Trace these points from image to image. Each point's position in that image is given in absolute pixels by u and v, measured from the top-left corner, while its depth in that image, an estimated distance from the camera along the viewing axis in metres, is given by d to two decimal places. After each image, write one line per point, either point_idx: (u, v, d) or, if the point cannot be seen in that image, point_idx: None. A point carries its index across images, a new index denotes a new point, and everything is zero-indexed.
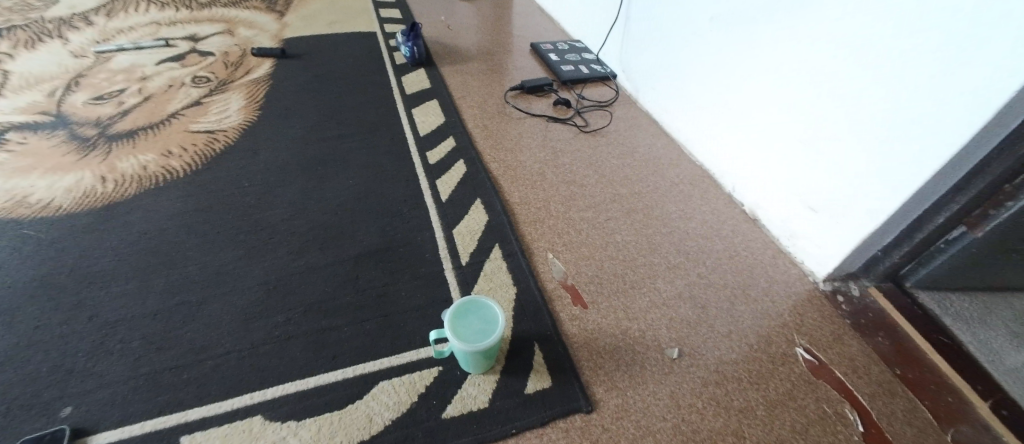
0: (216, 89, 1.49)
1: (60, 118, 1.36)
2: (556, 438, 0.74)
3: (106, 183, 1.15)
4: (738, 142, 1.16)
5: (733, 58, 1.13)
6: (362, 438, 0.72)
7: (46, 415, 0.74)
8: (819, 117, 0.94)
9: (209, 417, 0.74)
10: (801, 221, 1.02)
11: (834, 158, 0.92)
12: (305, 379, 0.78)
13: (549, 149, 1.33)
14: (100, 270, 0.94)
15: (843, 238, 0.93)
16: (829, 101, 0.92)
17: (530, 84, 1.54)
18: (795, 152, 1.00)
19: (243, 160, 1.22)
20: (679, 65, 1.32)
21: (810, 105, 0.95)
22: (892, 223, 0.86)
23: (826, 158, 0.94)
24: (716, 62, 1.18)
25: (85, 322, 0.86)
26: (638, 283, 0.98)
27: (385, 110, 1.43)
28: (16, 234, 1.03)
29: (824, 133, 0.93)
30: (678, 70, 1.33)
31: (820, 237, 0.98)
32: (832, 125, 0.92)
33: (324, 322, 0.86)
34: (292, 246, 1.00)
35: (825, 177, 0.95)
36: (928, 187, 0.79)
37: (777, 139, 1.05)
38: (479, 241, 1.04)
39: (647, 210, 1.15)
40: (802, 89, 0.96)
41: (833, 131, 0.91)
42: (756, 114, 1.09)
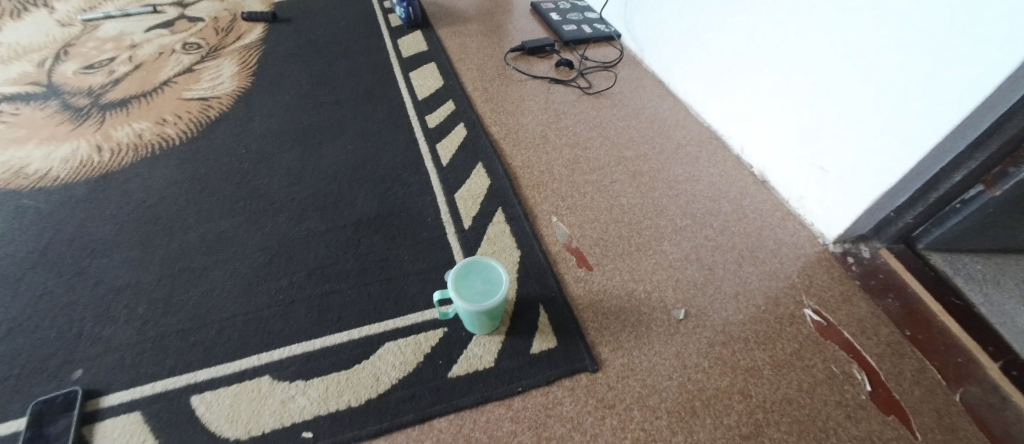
0: (208, 56, 1.44)
1: (51, 88, 1.33)
2: (562, 396, 0.74)
3: (101, 152, 1.13)
4: (747, 104, 1.13)
5: (741, 15, 1.08)
6: (370, 396, 0.72)
7: (55, 379, 0.74)
8: (830, 77, 0.91)
9: (217, 378, 0.74)
10: (805, 188, 1.02)
11: (836, 128, 0.92)
12: (311, 341, 0.78)
13: (551, 111, 1.29)
14: (101, 238, 0.94)
15: (847, 204, 0.93)
16: (840, 59, 0.88)
17: (531, 45, 1.49)
18: (805, 114, 0.97)
19: (239, 127, 1.19)
20: (685, 25, 1.28)
21: (820, 64, 0.92)
22: (892, 194, 0.86)
23: (836, 119, 0.91)
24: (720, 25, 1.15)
25: (89, 289, 0.85)
26: (643, 245, 0.97)
27: (382, 74, 1.39)
28: (14, 204, 1.02)
29: (835, 93, 0.90)
30: (684, 28, 1.28)
31: (825, 203, 0.98)
32: (843, 84, 0.89)
33: (327, 286, 0.86)
34: (292, 213, 0.98)
35: (836, 138, 0.92)
36: (927, 161, 0.79)
37: (786, 100, 1.01)
38: (482, 205, 1.02)
39: (653, 173, 1.13)
40: (812, 48, 0.93)
41: (845, 91, 0.89)
42: (765, 74, 1.06)
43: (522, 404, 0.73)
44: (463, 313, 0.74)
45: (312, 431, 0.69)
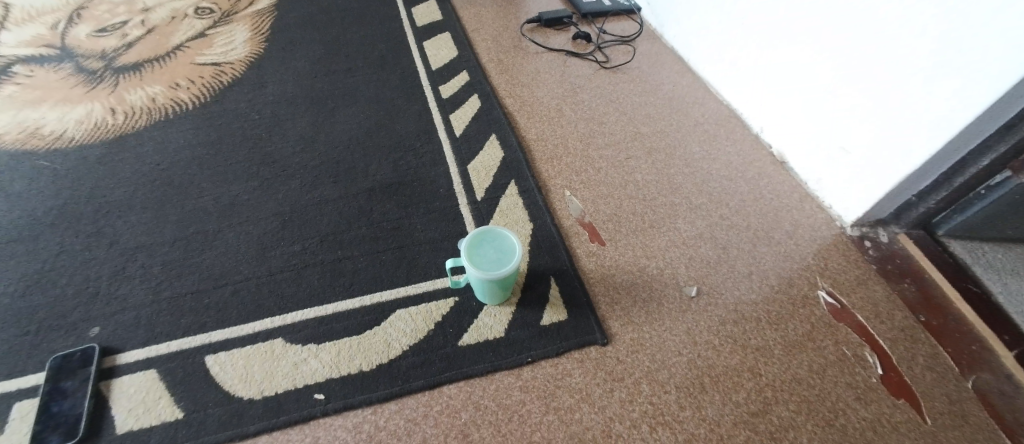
0: (220, 21, 1.42)
1: (65, 51, 1.33)
2: (571, 368, 0.74)
3: (116, 115, 1.13)
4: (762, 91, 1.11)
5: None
6: (381, 361, 0.73)
7: (74, 335, 0.76)
8: (854, 56, 0.88)
9: (231, 339, 0.75)
10: (817, 177, 1.01)
11: (849, 120, 0.91)
12: (323, 306, 0.79)
13: (567, 85, 1.26)
14: (117, 200, 0.94)
15: (860, 194, 0.92)
16: (864, 37, 0.85)
17: (548, 16, 1.45)
18: (826, 95, 0.95)
19: (251, 93, 1.18)
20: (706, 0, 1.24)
21: (843, 42, 0.89)
22: (906, 186, 0.85)
23: (858, 100, 0.89)
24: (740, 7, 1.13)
25: (106, 249, 0.86)
26: (657, 223, 0.95)
27: (395, 43, 1.36)
28: (32, 165, 1.02)
29: (858, 74, 0.88)
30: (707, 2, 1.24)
31: (838, 192, 0.97)
32: (867, 64, 0.86)
33: (339, 252, 0.86)
34: (304, 179, 0.98)
35: (858, 119, 0.89)
36: (942, 155, 0.78)
37: (805, 81, 0.99)
38: (495, 177, 1.01)
39: (669, 150, 1.11)
40: (835, 25, 0.90)
41: (867, 71, 0.86)
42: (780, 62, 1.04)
43: (531, 374, 0.74)
44: (475, 282, 0.74)
45: (324, 393, 0.70)
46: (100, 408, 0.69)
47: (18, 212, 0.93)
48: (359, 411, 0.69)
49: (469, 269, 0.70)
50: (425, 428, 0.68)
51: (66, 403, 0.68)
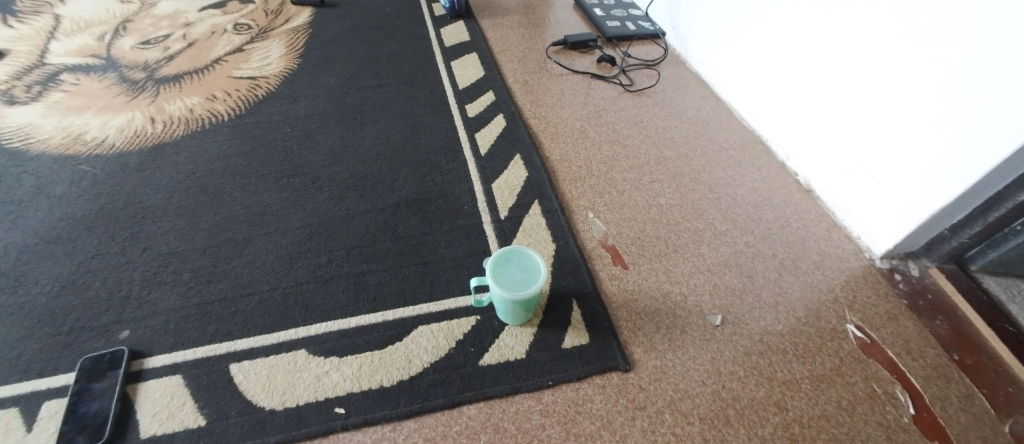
0: (257, 36, 1.48)
1: (109, 61, 1.39)
2: (593, 393, 0.73)
3: (154, 124, 1.17)
4: (773, 103, 1.15)
5: (770, 15, 1.11)
6: (401, 378, 0.73)
7: (105, 337, 0.78)
8: (877, 85, 0.89)
9: (256, 348, 0.76)
10: (831, 189, 1.02)
11: (856, 128, 0.94)
12: (346, 319, 0.79)
13: (592, 107, 1.27)
14: (152, 206, 0.97)
15: (880, 212, 0.92)
16: (871, 56, 0.89)
17: (573, 39, 1.47)
18: (850, 124, 0.95)
19: (283, 107, 1.22)
20: (727, 27, 1.26)
21: (866, 73, 0.90)
22: (942, 216, 0.83)
23: (884, 129, 0.88)
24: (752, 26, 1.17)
25: (139, 254, 0.89)
26: (681, 248, 0.94)
27: (423, 62, 1.39)
28: (73, 169, 1.06)
29: (866, 89, 0.91)
30: (731, 29, 1.25)
31: (857, 209, 0.97)
32: (873, 79, 0.89)
33: (363, 265, 0.87)
34: (331, 192, 1.00)
35: (885, 148, 0.89)
36: (983, 183, 0.76)
37: (812, 91, 1.03)
38: (519, 196, 1.01)
39: (694, 175, 1.10)
40: (850, 50, 0.93)
41: (896, 102, 0.85)
42: (789, 73, 1.08)
43: (552, 398, 0.73)
44: (499, 301, 0.73)
45: (345, 407, 0.70)
46: (125, 411, 0.70)
47: (58, 214, 0.96)
48: (379, 427, 0.69)
49: (495, 288, 0.70)
50: None
51: (94, 404, 0.70)
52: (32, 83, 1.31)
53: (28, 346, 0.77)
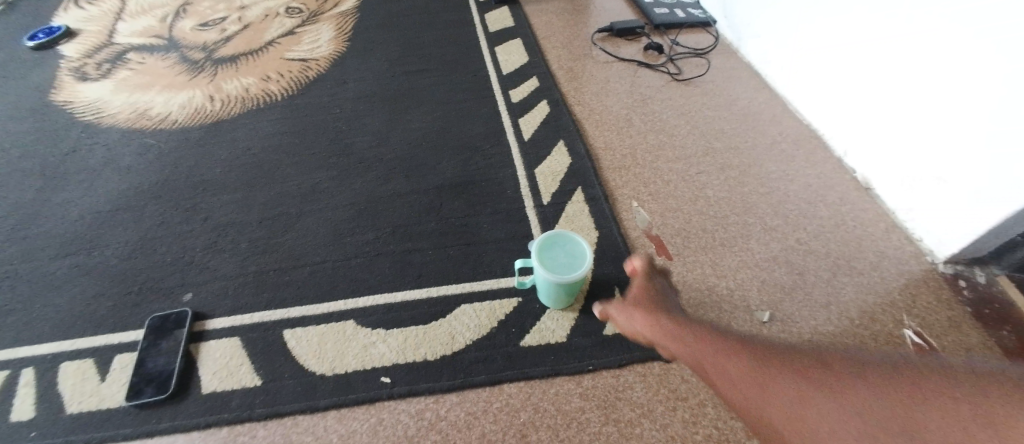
0: (308, 20, 1.52)
1: (171, 42, 1.45)
2: (634, 381, 0.73)
3: (213, 102, 1.23)
4: (809, 98, 1.16)
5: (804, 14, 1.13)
6: (444, 353, 0.75)
7: (170, 298, 0.83)
8: (904, 91, 0.92)
9: (308, 316, 0.79)
10: (879, 188, 1.00)
11: (875, 127, 0.99)
12: (392, 293, 0.82)
13: (637, 95, 1.25)
14: (212, 179, 1.02)
15: (938, 213, 0.88)
16: (880, 60, 0.96)
17: (620, 26, 1.44)
18: (914, 122, 0.90)
19: (333, 89, 1.25)
20: (777, 21, 1.23)
21: (892, 78, 0.94)
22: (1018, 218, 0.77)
23: (908, 130, 0.92)
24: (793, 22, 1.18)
25: (200, 223, 0.94)
26: (729, 242, 0.92)
27: (468, 47, 1.40)
28: (140, 142, 1.13)
29: (879, 90, 0.97)
30: (783, 22, 1.21)
31: (913, 210, 0.93)
32: (884, 81, 0.95)
33: (408, 243, 0.89)
34: (379, 172, 1.02)
35: (953, 148, 0.84)
36: None
37: (835, 91, 1.08)
38: (562, 182, 1.01)
39: (743, 168, 1.07)
40: (863, 53, 0.99)
41: (909, 101, 0.91)
42: (815, 72, 1.13)
43: (592, 383, 0.73)
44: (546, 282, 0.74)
45: (390, 377, 0.73)
46: (189, 368, 0.74)
47: (127, 184, 1.03)
48: (422, 398, 0.71)
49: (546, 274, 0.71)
50: (484, 423, 0.69)
51: (161, 359, 0.75)
52: (102, 61, 1.39)
53: (102, 304, 0.83)
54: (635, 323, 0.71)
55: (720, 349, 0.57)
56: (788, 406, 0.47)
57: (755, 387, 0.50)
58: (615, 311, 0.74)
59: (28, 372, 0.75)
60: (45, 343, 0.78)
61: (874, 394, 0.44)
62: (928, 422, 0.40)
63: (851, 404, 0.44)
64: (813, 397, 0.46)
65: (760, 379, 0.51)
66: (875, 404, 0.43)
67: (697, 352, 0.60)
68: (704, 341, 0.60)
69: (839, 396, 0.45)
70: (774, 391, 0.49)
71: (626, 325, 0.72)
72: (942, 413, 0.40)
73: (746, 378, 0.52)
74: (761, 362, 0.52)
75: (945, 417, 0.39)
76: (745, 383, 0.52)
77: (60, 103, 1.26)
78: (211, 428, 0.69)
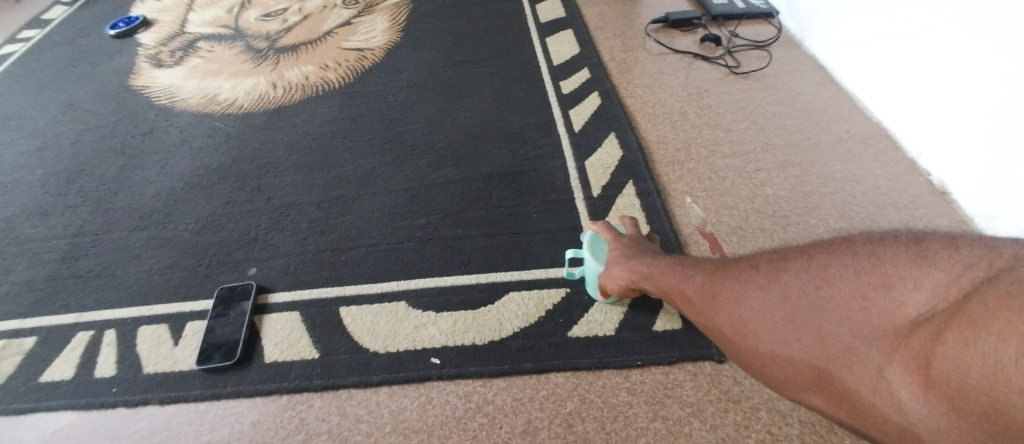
0: (364, 11, 1.56)
1: (238, 31, 1.53)
2: (683, 380, 0.71)
3: (275, 89, 1.29)
4: (874, 95, 1.10)
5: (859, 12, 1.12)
6: (492, 338, 0.76)
7: (235, 272, 0.88)
8: (926, 93, 0.97)
9: (362, 295, 0.82)
10: (956, 187, 0.93)
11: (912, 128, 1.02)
12: (442, 277, 0.84)
13: (693, 89, 1.21)
14: (274, 162, 1.07)
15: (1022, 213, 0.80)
16: (904, 63, 1.01)
17: (676, 16, 1.40)
18: (998, 119, 0.83)
19: (387, 78, 1.28)
20: (844, 12, 1.17)
21: (915, 81, 0.99)
22: None
23: (942, 130, 0.95)
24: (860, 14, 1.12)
25: (263, 203, 0.99)
26: (788, 242, 0.88)
27: (519, 38, 1.39)
28: (209, 125, 1.20)
29: (908, 92, 1.01)
30: (847, 16, 1.16)
31: (995, 210, 0.85)
32: (911, 83, 1.00)
33: (458, 230, 0.91)
34: (430, 159, 1.04)
35: (983, 147, 0.86)
36: None
37: (875, 93, 1.10)
38: (613, 174, 1.00)
39: (806, 166, 1.02)
40: (894, 58, 1.03)
41: (932, 102, 0.96)
42: (858, 74, 1.15)
43: (640, 377, 0.72)
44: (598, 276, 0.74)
45: (439, 358, 0.74)
46: (253, 338, 0.79)
47: (198, 164, 1.09)
48: (470, 381, 0.72)
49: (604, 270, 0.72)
50: (530, 410, 0.69)
51: (228, 328, 0.79)
52: (176, 49, 1.48)
53: (175, 274, 0.89)
54: (614, 280, 0.70)
55: (680, 276, 0.61)
56: (735, 320, 0.52)
57: (708, 308, 0.55)
58: (608, 280, 0.71)
59: (110, 333, 0.82)
60: (126, 307, 0.85)
61: (793, 286, 0.47)
62: (838, 304, 0.43)
63: (778, 304, 0.48)
64: (751, 306, 0.50)
65: (708, 296, 0.55)
66: (795, 296, 0.46)
67: (659, 282, 0.63)
68: (664, 270, 0.63)
69: (771, 299, 0.49)
70: (720, 307, 0.53)
71: (615, 283, 0.70)
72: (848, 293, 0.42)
73: (702, 299, 0.56)
74: (710, 278, 0.56)
75: (850, 296, 0.42)
76: (701, 304, 0.56)
77: (139, 87, 1.35)
78: (271, 395, 0.73)
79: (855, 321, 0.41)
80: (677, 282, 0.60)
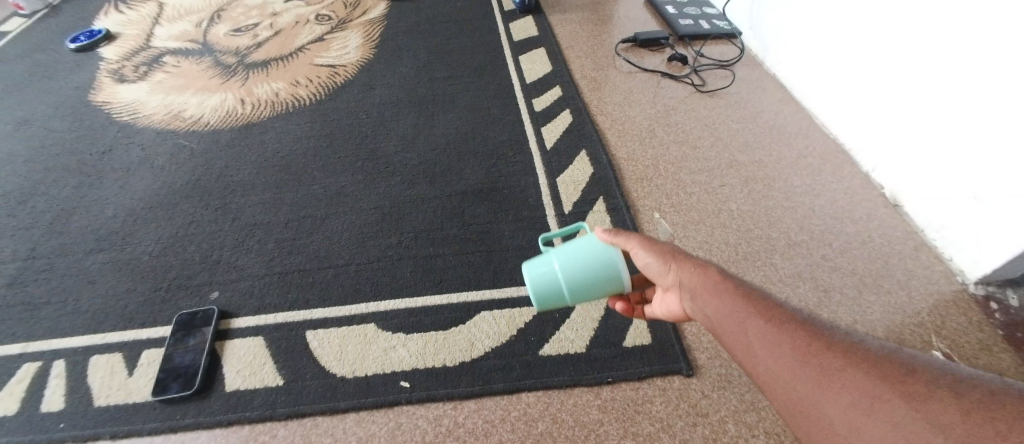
0: (337, 27, 1.54)
1: (206, 46, 1.50)
2: (653, 395, 0.72)
3: (244, 105, 1.26)
4: (832, 109, 1.15)
5: (818, 28, 1.15)
6: (464, 359, 0.75)
7: (198, 296, 0.85)
8: (896, 98, 0.97)
9: (330, 318, 0.81)
10: (909, 199, 0.97)
11: (872, 136, 1.04)
12: (413, 298, 0.83)
13: (661, 106, 1.24)
14: (241, 180, 1.05)
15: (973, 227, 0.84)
16: (868, 71, 1.03)
17: (644, 36, 1.44)
18: (945, 134, 0.87)
19: (360, 95, 1.27)
20: (801, 33, 1.21)
21: (886, 86, 0.99)
22: None
23: (904, 137, 0.96)
24: (818, 30, 1.15)
25: (229, 223, 0.96)
26: (752, 256, 0.91)
27: (492, 55, 1.41)
28: (173, 142, 1.16)
29: (871, 98, 1.03)
30: (804, 32, 1.20)
31: (947, 223, 0.89)
32: (875, 90, 1.01)
33: (430, 248, 0.90)
34: (402, 177, 1.04)
35: (945, 156, 0.88)
36: None
37: (836, 103, 1.13)
38: (584, 191, 1.01)
39: (768, 181, 1.05)
40: (857, 67, 1.06)
41: (902, 108, 0.96)
42: (819, 86, 1.18)
43: (611, 394, 0.72)
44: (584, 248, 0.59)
45: (409, 381, 0.73)
46: (215, 365, 0.76)
47: (160, 182, 1.06)
48: (440, 404, 0.72)
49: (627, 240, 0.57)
50: (502, 431, 0.69)
51: (188, 356, 0.77)
52: (139, 63, 1.44)
53: (133, 298, 0.85)
54: (651, 257, 0.56)
55: (714, 279, 0.51)
56: (754, 342, 0.46)
57: (725, 323, 0.48)
58: (635, 249, 0.57)
59: (60, 364, 0.78)
60: (78, 336, 0.81)
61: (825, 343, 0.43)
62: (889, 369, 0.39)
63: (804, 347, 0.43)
64: (785, 340, 0.44)
65: (736, 311, 0.48)
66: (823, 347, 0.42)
67: (684, 278, 0.53)
68: (695, 265, 0.53)
69: (811, 345, 0.43)
70: (745, 324, 0.47)
71: (649, 263, 0.57)
72: (901, 378, 0.38)
73: (723, 312, 0.49)
74: (744, 294, 0.49)
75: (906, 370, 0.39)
76: (718, 308, 0.49)
77: (99, 103, 1.31)
78: (233, 425, 0.71)
79: (896, 406, 0.37)
80: (706, 287, 0.51)
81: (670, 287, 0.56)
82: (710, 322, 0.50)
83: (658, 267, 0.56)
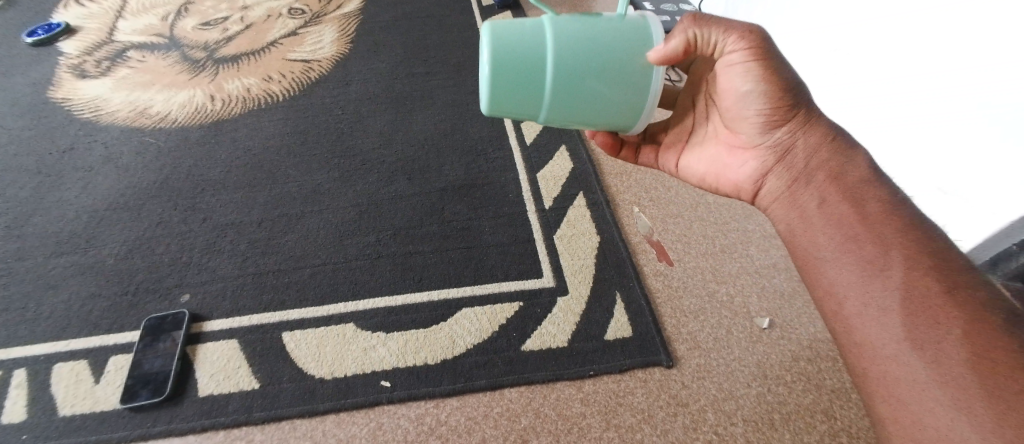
0: (311, 21, 1.50)
1: (173, 40, 1.45)
2: (634, 387, 0.73)
3: (214, 101, 1.22)
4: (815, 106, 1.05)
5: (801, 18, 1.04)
6: (445, 357, 0.75)
7: (168, 299, 0.82)
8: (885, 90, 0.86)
9: (306, 319, 0.79)
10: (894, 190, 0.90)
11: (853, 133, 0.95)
12: (392, 296, 0.82)
13: None
14: (212, 179, 1.02)
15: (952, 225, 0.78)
16: (853, 58, 0.92)
17: None
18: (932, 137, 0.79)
19: (336, 91, 1.24)
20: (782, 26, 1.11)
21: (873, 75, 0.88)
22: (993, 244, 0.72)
23: (892, 134, 0.86)
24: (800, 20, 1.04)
25: (200, 223, 0.93)
26: (729, 248, 0.89)
27: (471, 51, 1.39)
28: (139, 141, 1.12)
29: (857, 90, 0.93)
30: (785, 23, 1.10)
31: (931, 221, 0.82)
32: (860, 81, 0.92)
33: (409, 246, 0.89)
34: (380, 174, 1.02)
35: (934, 158, 0.79)
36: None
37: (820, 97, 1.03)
38: (564, 186, 0.99)
39: None
40: (843, 54, 0.95)
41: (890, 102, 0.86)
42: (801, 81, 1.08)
43: (593, 387, 0.73)
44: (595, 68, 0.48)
45: (390, 381, 0.73)
46: (187, 371, 0.74)
47: (126, 182, 1.02)
48: (422, 402, 0.71)
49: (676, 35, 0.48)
50: (484, 428, 0.69)
51: (157, 361, 0.74)
52: (102, 59, 1.38)
53: (98, 303, 0.82)
54: (757, 98, 0.51)
55: (842, 179, 0.50)
56: (874, 274, 0.44)
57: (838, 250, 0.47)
58: (735, 60, 0.50)
59: (21, 373, 0.74)
60: (39, 344, 0.78)
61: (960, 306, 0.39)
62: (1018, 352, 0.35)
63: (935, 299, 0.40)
64: (927, 285, 0.41)
65: (867, 245, 0.45)
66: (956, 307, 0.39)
67: (798, 164, 0.53)
68: (824, 151, 0.52)
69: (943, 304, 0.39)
70: (868, 242, 0.45)
71: (749, 110, 0.52)
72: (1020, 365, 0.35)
73: (842, 223, 0.48)
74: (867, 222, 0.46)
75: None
76: (834, 217, 0.49)
77: (58, 101, 1.25)
78: (207, 431, 0.69)
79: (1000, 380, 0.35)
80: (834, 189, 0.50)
81: (770, 148, 0.54)
82: (809, 225, 0.51)
83: (757, 133, 0.53)
